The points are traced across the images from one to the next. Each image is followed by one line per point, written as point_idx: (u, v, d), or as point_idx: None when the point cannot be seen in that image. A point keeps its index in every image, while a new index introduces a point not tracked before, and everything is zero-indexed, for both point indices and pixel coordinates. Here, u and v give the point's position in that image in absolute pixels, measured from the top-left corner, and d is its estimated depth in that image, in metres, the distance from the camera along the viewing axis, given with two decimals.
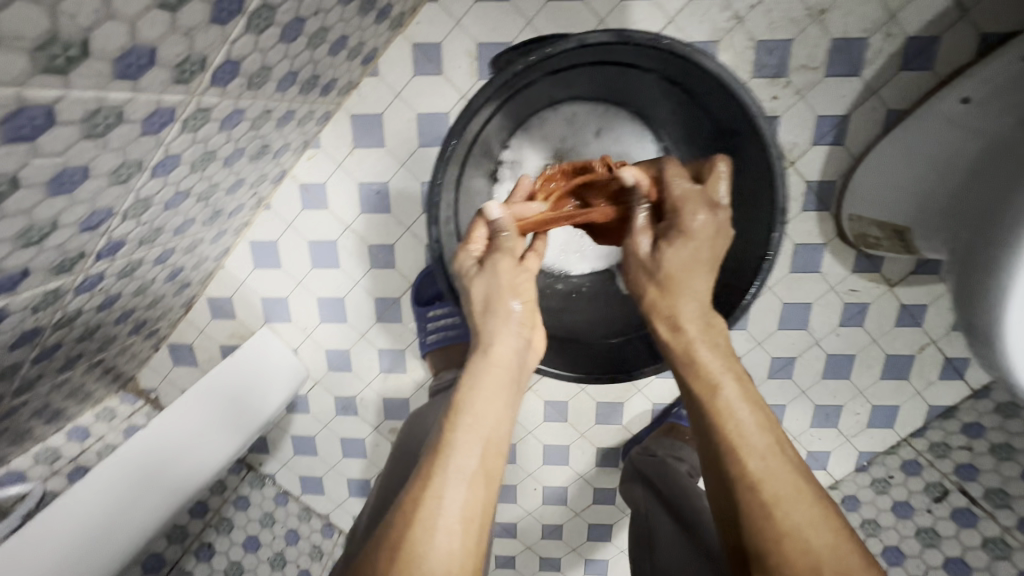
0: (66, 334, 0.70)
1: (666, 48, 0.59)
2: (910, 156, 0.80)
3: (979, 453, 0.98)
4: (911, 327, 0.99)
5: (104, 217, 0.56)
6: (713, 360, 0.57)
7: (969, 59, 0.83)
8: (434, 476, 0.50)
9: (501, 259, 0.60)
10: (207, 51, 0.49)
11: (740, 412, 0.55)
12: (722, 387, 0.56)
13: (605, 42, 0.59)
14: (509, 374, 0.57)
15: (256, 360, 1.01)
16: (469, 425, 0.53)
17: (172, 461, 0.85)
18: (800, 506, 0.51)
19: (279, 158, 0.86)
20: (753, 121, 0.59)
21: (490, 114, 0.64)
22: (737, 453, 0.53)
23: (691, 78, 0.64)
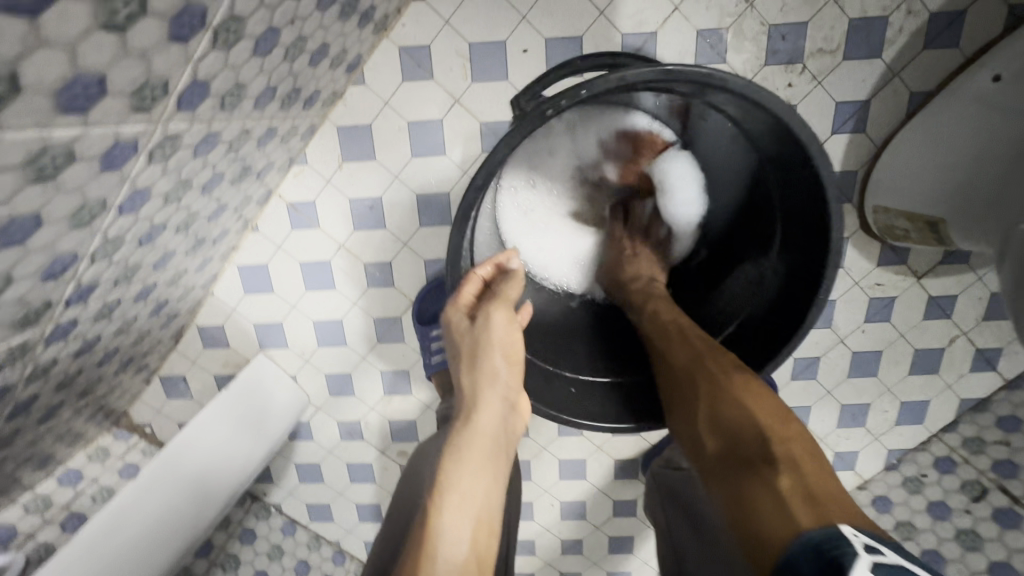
0: (41, 386, 0.65)
1: (718, 83, 0.52)
2: (943, 144, 0.74)
3: (1017, 448, 0.93)
4: (941, 319, 0.94)
5: (69, 263, 0.50)
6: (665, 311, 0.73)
7: (997, 34, 0.77)
8: (422, 569, 0.46)
9: (495, 312, 0.61)
10: (169, 73, 0.43)
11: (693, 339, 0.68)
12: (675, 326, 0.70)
13: (649, 78, 0.51)
14: (494, 445, 0.57)
15: (260, 388, 0.95)
16: (455, 506, 0.51)
17: (198, 476, 0.84)
18: (753, 396, 0.60)
19: (264, 177, 0.80)
20: (804, 147, 0.55)
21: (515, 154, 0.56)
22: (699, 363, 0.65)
23: (732, 103, 0.58)
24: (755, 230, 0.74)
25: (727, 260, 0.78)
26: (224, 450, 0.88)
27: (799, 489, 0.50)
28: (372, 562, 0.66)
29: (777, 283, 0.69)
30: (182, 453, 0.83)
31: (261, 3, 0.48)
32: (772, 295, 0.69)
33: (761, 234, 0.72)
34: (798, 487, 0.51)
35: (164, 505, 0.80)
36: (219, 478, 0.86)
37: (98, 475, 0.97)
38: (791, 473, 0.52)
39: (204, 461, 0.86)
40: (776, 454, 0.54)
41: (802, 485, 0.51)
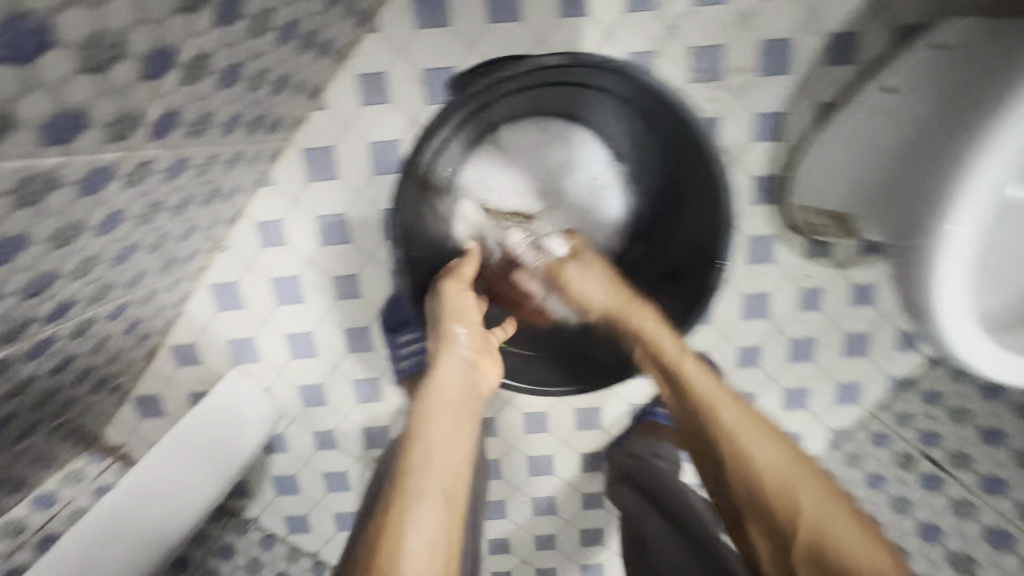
0: (19, 404, 0.68)
1: (610, 72, 0.62)
2: (842, 147, 0.84)
3: (939, 419, 1.02)
4: (865, 305, 1.04)
5: (49, 281, 0.54)
6: (666, 339, 0.73)
7: (887, 51, 0.88)
8: (404, 495, 0.60)
9: (446, 285, 0.72)
10: (142, 107, 0.48)
11: (698, 379, 0.73)
12: (680, 365, 0.72)
13: (556, 64, 0.60)
14: (461, 397, 0.68)
15: (225, 407, 0.97)
16: (428, 447, 0.63)
17: (161, 503, 0.84)
18: (764, 447, 0.69)
19: (232, 198, 0.84)
20: (694, 135, 0.63)
21: (449, 132, 0.65)
22: (711, 414, 0.72)
23: (638, 93, 0.65)
24: (676, 242, 0.77)
25: (659, 264, 0.79)
26: (199, 471, 0.90)
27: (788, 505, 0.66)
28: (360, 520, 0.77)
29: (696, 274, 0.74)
30: (155, 475, 0.85)
31: (224, 42, 0.53)
32: (694, 290, 0.73)
33: (678, 242, 0.77)
34: (769, 533, 0.68)
35: (128, 533, 0.80)
36: (183, 503, 0.87)
37: (73, 498, 0.96)
38: (767, 524, 0.68)
39: (167, 491, 0.86)
40: (775, 511, 0.67)
41: (781, 532, 0.67)
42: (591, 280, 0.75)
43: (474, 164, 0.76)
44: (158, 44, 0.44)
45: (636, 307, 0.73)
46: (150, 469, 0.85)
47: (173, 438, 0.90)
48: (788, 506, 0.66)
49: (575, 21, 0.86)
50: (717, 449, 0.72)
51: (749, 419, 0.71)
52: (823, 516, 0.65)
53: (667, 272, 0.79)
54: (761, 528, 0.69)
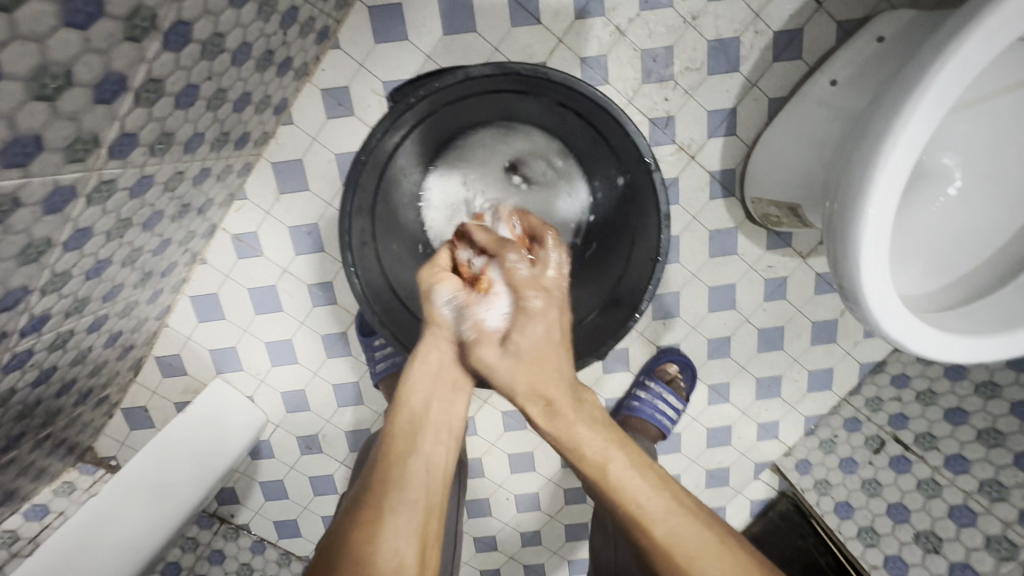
0: (2, 415, 0.71)
1: (545, 77, 0.61)
2: (794, 139, 0.87)
3: (907, 402, 1.04)
4: (829, 292, 1.06)
5: (21, 296, 0.58)
6: (593, 439, 0.61)
7: (831, 46, 0.91)
8: (390, 472, 0.58)
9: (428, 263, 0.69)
10: (98, 130, 0.52)
11: (634, 484, 0.59)
12: (610, 473, 0.59)
13: (490, 74, 0.61)
14: (448, 381, 0.65)
15: (217, 408, 1.02)
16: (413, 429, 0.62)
17: (156, 504, 0.90)
18: (710, 560, 0.55)
19: (205, 213, 0.88)
20: (631, 138, 0.63)
21: (395, 142, 0.66)
22: (642, 527, 0.57)
23: (576, 101, 0.67)
24: (620, 243, 0.74)
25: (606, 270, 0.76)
26: (178, 473, 0.93)
27: None
28: None
29: (632, 280, 0.70)
30: (141, 477, 0.90)
31: (176, 66, 0.57)
32: (631, 291, 0.70)
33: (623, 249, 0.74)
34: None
35: (120, 534, 0.86)
36: (174, 503, 0.91)
37: (64, 508, 1.00)
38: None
39: (159, 493, 0.91)
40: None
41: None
42: (507, 368, 0.63)
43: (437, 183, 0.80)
44: (106, 71, 0.48)
45: (561, 399, 0.62)
46: (134, 473, 0.90)
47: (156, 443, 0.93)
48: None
49: (527, 29, 0.89)
50: (656, 569, 0.57)
51: (697, 527, 0.57)
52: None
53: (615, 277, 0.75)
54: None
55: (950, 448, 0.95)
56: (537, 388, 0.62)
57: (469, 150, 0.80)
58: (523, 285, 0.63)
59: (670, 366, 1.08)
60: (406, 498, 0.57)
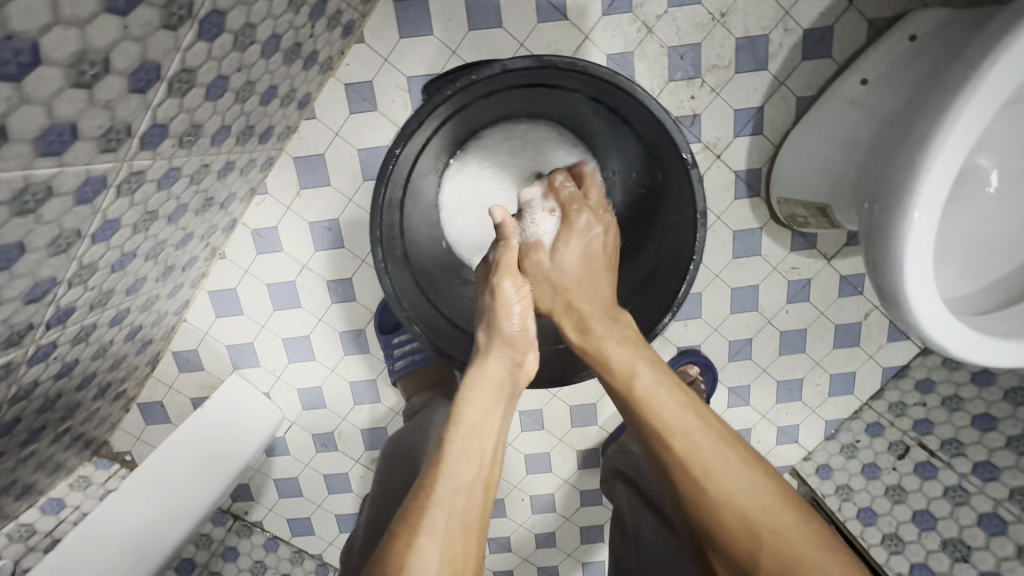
0: (24, 407, 0.71)
1: (583, 71, 0.60)
2: (824, 139, 0.85)
3: (932, 407, 1.03)
4: (853, 295, 1.05)
5: (49, 287, 0.57)
6: (620, 352, 0.64)
7: (862, 44, 0.89)
8: (436, 485, 0.55)
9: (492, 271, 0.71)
10: (131, 119, 0.51)
11: (659, 399, 0.61)
12: (634, 383, 0.62)
13: (526, 67, 0.60)
14: (501, 391, 0.64)
15: (232, 408, 1.01)
16: (465, 434, 0.59)
17: (165, 506, 0.88)
18: (727, 472, 0.57)
19: (226, 207, 0.88)
20: (669, 134, 0.61)
21: (426, 136, 0.65)
22: (662, 437, 0.60)
23: (612, 96, 0.65)
24: (651, 243, 0.73)
25: (636, 271, 0.76)
26: (189, 472, 0.92)
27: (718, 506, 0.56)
28: (369, 525, 0.80)
29: (664, 279, 0.69)
30: (153, 479, 0.89)
31: (208, 57, 0.56)
32: (664, 291, 0.69)
33: (654, 250, 0.73)
34: (726, 560, 0.56)
35: (128, 534, 0.84)
36: (184, 505, 0.89)
37: (80, 503, 1.00)
38: (721, 551, 0.56)
39: (170, 494, 0.89)
40: (721, 533, 0.55)
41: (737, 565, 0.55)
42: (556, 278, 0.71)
43: (468, 169, 0.78)
44: (142, 60, 0.47)
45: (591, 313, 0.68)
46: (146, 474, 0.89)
47: (170, 445, 0.93)
48: (747, 543, 0.54)
49: (554, 25, 0.88)
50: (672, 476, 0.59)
51: (715, 439, 0.59)
52: (785, 552, 0.52)
53: (645, 276, 0.74)
54: (720, 557, 0.56)
55: (978, 454, 0.93)
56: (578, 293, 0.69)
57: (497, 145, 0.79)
58: (571, 200, 0.72)
59: (690, 367, 1.06)
60: (449, 515, 0.53)
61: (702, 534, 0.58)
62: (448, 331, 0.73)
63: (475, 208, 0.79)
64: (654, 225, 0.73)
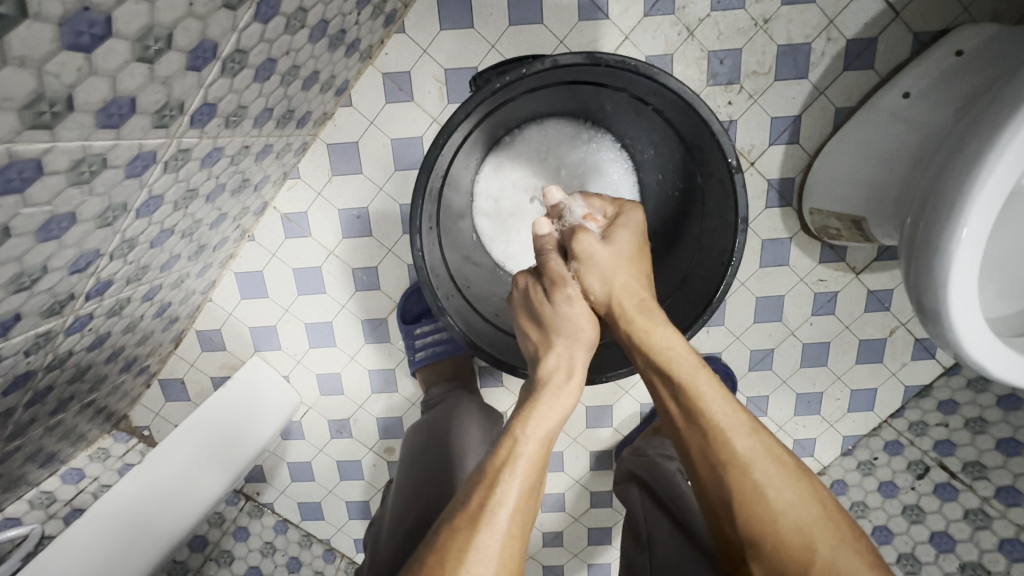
0: (58, 375, 0.72)
1: (633, 70, 0.60)
2: (863, 151, 0.85)
3: (954, 428, 1.01)
4: (880, 311, 1.03)
5: (92, 259, 0.58)
6: (679, 350, 0.62)
7: (906, 57, 0.88)
8: (496, 480, 0.55)
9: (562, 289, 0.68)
10: (184, 97, 0.52)
11: (713, 404, 0.59)
12: (693, 385, 0.60)
13: (577, 64, 0.60)
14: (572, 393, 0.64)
15: (250, 394, 1.02)
16: (533, 431, 0.59)
17: (172, 496, 0.87)
18: (782, 485, 0.55)
19: (260, 190, 0.88)
20: (715, 137, 0.60)
21: (469, 128, 0.65)
22: (718, 440, 0.57)
23: (658, 97, 0.65)
24: (686, 246, 0.73)
25: (669, 274, 0.76)
26: (198, 462, 0.91)
27: (767, 519, 0.54)
28: (393, 515, 0.80)
29: (700, 283, 0.69)
30: (159, 469, 0.88)
31: (261, 38, 0.57)
32: (698, 294, 0.69)
33: (688, 253, 0.73)
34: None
35: (127, 529, 0.82)
36: (188, 499, 0.89)
37: (98, 474, 1.01)
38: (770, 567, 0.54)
39: (177, 485, 0.88)
40: (774, 550, 0.54)
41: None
42: (605, 263, 0.66)
43: (503, 165, 0.79)
44: (202, 38, 0.48)
45: (655, 318, 0.64)
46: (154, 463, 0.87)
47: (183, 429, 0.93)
48: (800, 559, 0.52)
49: (595, 23, 0.88)
50: (722, 484, 0.57)
51: (772, 454, 0.57)
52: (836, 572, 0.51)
53: (679, 278, 0.74)
54: (763, 574, 0.55)
55: (1001, 479, 0.92)
56: (628, 290, 0.66)
57: (534, 141, 0.79)
58: (624, 208, 0.71)
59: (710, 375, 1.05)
60: (511, 515, 0.53)
61: (749, 549, 0.55)
62: (480, 324, 0.73)
63: (512, 200, 0.79)
64: (691, 229, 0.72)
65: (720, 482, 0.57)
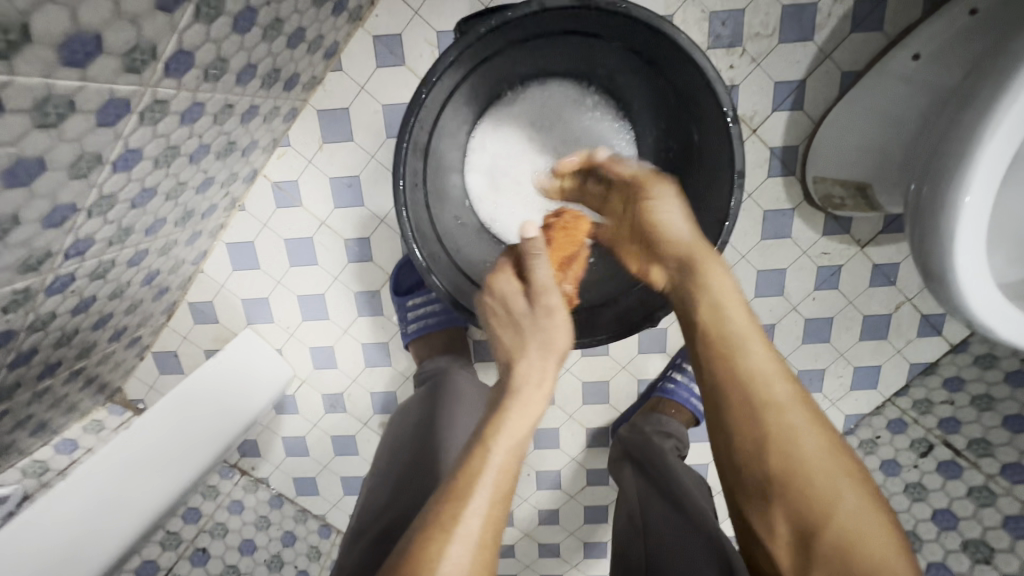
0: (41, 338, 0.71)
1: (623, 14, 0.58)
2: (867, 116, 0.82)
3: (960, 406, 0.99)
4: (886, 285, 1.00)
5: (68, 214, 0.57)
6: (735, 300, 0.60)
7: (917, 17, 0.84)
8: (464, 493, 0.53)
9: (548, 297, 0.66)
10: (156, 41, 0.50)
11: (755, 353, 0.58)
12: (738, 332, 0.59)
13: (564, 7, 0.58)
14: (538, 400, 0.61)
15: (237, 379, 1.00)
16: (507, 429, 0.58)
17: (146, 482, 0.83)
18: (810, 432, 0.56)
19: (248, 156, 0.86)
20: (710, 85, 0.58)
21: (457, 80, 0.64)
22: (755, 388, 0.57)
23: (652, 46, 0.63)
24: None
25: None
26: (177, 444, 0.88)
27: (803, 465, 0.54)
28: (366, 504, 0.79)
29: None
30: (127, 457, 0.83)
31: None
32: None
33: None
34: (796, 529, 0.54)
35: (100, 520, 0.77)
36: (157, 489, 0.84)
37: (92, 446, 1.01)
38: (797, 517, 0.54)
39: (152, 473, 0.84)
40: (802, 496, 0.54)
41: (803, 521, 0.54)
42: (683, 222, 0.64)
43: (496, 128, 0.76)
44: None
45: (716, 263, 0.61)
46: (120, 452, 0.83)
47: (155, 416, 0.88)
48: (827, 507, 0.53)
49: None
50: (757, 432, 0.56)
51: (803, 401, 0.57)
52: (860, 519, 0.52)
53: None
54: (790, 524, 0.54)
55: (1007, 456, 0.90)
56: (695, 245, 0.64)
57: (529, 104, 0.76)
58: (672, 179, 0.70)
59: None
60: (483, 523, 0.53)
61: (776, 497, 0.55)
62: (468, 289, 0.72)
63: (507, 161, 0.78)
64: (688, 191, 0.70)
65: (754, 430, 0.56)
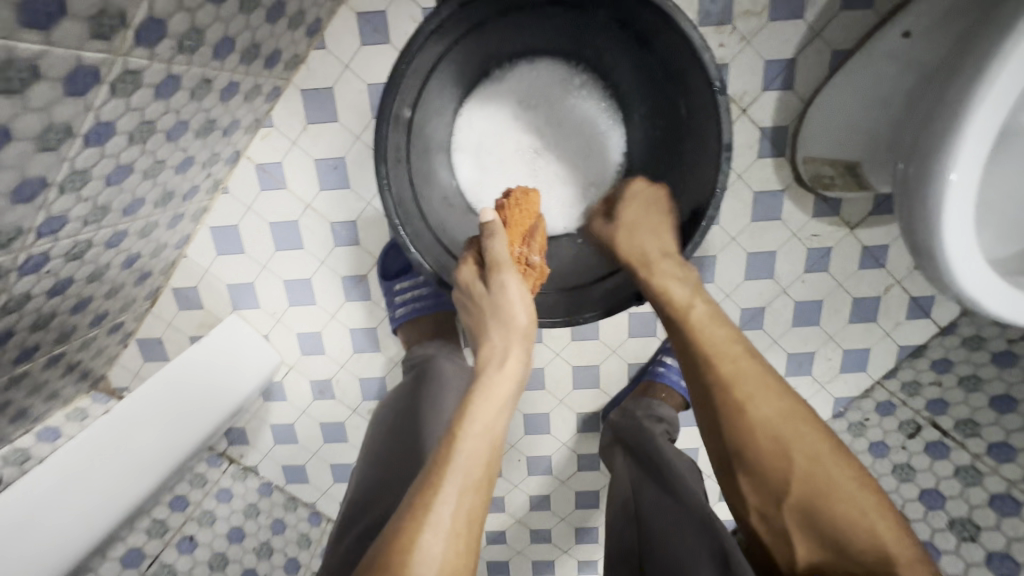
0: (16, 320, 0.69)
1: None
2: (855, 94, 0.81)
3: (948, 387, 0.99)
4: (875, 268, 1.00)
5: (38, 189, 0.55)
6: (713, 320, 0.66)
7: None
8: (440, 482, 0.53)
9: (508, 279, 0.62)
10: (125, 5, 0.49)
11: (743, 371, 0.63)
12: (723, 353, 0.64)
13: None
14: (510, 390, 0.60)
15: (222, 369, 0.98)
16: (479, 415, 0.57)
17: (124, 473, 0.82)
18: (803, 433, 0.61)
19: (230, 136, 0.85)
20: (697, 56, 0.58)
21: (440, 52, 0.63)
22: (743, 403, 0.63)
23: (638, 16, 0.62)
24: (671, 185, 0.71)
25: None
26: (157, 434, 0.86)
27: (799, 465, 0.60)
28: (352, 495, 0.79)
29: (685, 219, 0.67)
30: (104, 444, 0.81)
31: None
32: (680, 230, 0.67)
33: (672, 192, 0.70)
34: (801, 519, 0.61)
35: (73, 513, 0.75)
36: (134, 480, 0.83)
37: None
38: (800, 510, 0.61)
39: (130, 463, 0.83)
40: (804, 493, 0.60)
41: (807, 511, 0.60)
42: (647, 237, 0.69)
43: (481, 105, 0.75)
44: None
45: (689, 278, 0.67)
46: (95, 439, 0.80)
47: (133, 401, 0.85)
48: (824, 498, 0.59)
49: None
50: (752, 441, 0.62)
51: (794, 409, 0.62)
52: (854, 504, 0.58)
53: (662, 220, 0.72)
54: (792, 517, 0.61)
55: (994, 435, 0.90)
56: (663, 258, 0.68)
57: (514, 80, 0.75)
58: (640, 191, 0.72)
59: None
60: (454, 513, 0.52)
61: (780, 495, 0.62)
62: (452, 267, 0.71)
63: (492, 140, 0.76)
64: (676, 167, 0.70)
65: (746, 440, 0.62)
